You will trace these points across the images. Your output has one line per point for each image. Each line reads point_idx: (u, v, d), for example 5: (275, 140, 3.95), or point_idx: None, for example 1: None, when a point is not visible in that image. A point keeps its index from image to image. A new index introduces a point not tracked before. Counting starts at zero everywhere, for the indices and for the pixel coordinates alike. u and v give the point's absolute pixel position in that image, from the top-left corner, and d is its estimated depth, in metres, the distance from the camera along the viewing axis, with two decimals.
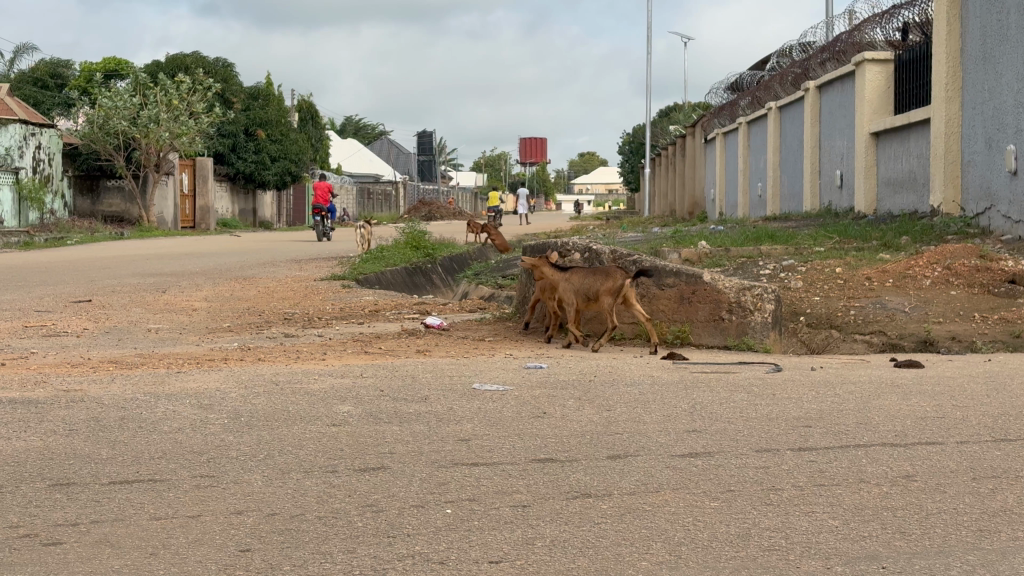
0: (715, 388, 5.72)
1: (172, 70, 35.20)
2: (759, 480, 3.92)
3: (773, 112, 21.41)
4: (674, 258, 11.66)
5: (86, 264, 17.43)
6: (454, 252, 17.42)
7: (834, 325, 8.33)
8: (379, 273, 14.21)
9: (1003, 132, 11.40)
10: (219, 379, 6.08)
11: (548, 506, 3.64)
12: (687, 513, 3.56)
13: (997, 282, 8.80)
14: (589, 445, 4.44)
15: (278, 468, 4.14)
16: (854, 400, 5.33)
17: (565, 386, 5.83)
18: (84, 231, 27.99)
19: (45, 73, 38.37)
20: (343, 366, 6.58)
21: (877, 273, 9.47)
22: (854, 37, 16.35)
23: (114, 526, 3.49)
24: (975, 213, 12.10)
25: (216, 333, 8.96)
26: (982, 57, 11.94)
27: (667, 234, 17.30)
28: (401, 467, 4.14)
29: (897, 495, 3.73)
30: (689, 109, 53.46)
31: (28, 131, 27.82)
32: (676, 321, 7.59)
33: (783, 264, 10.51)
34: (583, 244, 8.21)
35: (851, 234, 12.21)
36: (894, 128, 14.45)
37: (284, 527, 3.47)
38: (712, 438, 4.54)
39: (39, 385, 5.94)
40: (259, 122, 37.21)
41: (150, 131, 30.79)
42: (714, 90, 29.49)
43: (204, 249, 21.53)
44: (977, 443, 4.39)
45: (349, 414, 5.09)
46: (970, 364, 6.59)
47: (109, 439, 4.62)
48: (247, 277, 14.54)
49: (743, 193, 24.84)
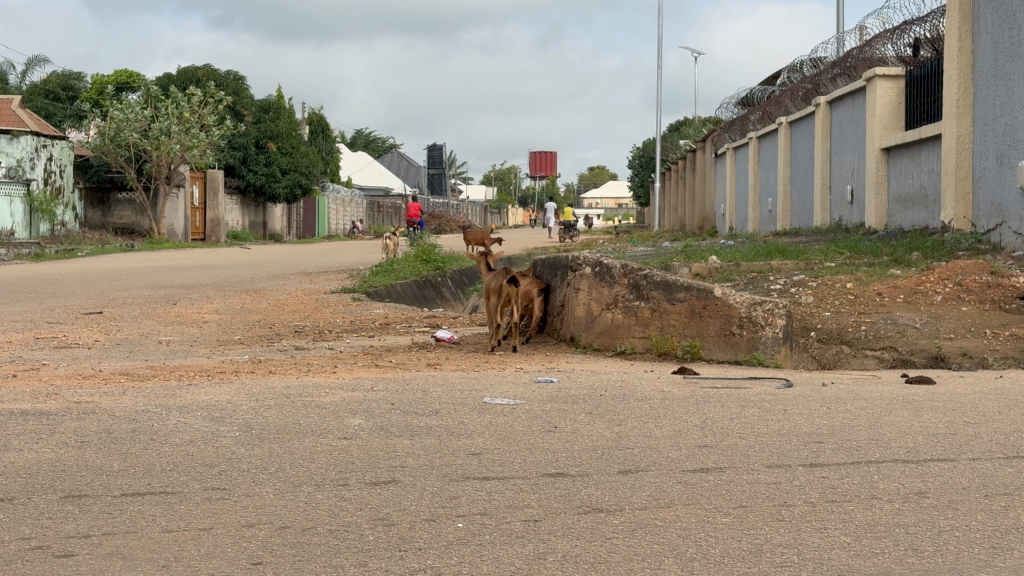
0: (725, 403, 5.72)
1: (182, 83, 35.30)
2: (771, 496, 3.91)
3: (783, 127, 21.42)
4: (685, 273, 11.69)
5: (94, 275, 17.50)
6: (464, 265, 17.48)
7: (844, 340, 8.33)
8: (389, 286, 14.25)
9: (1014, 148, 11.39)
10: (230, 392, 6.07)
11: (559, 521, 3.64)
12: (698, 528, 3.55)
13: (1008, 298, 8.78)
14: (600, 460, 4.45)
15: (289, 481, 4.15)
16: (864, 417, 5.32)
17: (574, 400, 5.83)
18: (95, 243, 28.09)
19: (57, 85, 38.51)
20: (354, 379, 6.60)
21: (887, 288, 9.47)
22: (864, 52, 16.29)
23: (127, 539, 3.49)
24: (987, 229, 12.07)
25: (226, 345, 8.99)
26: (992, 74, 11.95)
27: (677, 248, 17.24)
28: (412, 480, 4.14)
29: (909, 512, 3.72)
30: (701, 124, 54.07)
31: (39, 143, 27.81)
32: (687, 336, 7.62)
33: (793, 279, 10.52)
34: (593, 256, 8.27)
35: (862, 249, 12.20)
36: (904, 143, 14.46)
37: (296, 540, 3.47)
38: (723, 453, 4.54)
39: (48, 396, 5.95)
40: (269, 135, 37.29)
41: (161, 144, 30.89)
42: (725, 105, 29.46)
43: (215, 261, 21.63)
44: (990, 460, 4.39)
45: (360, 427, 5.10)
46: (981, 380, 6.59)
47: (120, 451, 4.63)
48: (259, 289, 14.60)
49: (754, 208, 24.84)
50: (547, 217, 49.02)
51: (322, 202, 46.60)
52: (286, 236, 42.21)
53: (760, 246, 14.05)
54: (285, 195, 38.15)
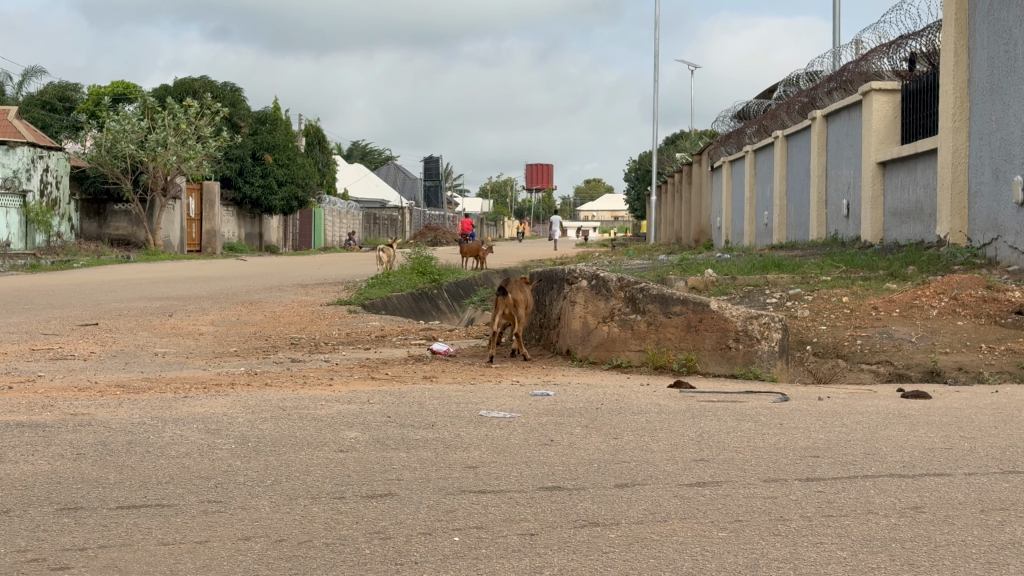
0: (721, 417, 5.72)
1: (179, 95, 35.34)
2: (768, 510, 3.91)
3: (780, 140, 21.42)
4: (682, 287, 11.71)
5: (91, 287, 17.50)
6: (461, 277, 17.49)
7: (840, 355, 8.35)
8: (385, 298, 14.24)
9: (1010, 162, 11.40)
10: (226, 404, 6.06)
11: (555, 535, 3.64)
12: (695, 543, 3.56)
13: (1004, 312, 8.80)
14: (597, 474, 4.45)
15: (286, 494, 4.15)
16: (860, 431, 5.32)
17: (571, 414, 5.82)
18: (91, 254, 28.10)
19: (53, 96, 38.65)
20: (350, 392, 6.61)
21: (883, 302, 9.49)
22: (860, 67, 16.31)
23: (123, 552, 3.49)
24: (982, 243, 12.11)
25: (222, 357, 8.98)
26: (988, 88, 11.97)
27: (674, 261, 17.21)
28: (409, 493, 4.13)
29: (904, 526, 3.72)
30: (697, 138, 54.25)
31: (36, 153, 27.81)
32: (683, 349, 7.61)
33: (789, 293, 10.53)
34: (591, 270, 8.32)
35: (858, 263, 12.20)
36: (901, 158, 14.46)
37: (292, 554, 3.47)
38: (720, 467, 4.54)
39: (43, 408, 5.95)
40: (266, 147, 37.48)
41: (158, 155, 30.91)
42: (721, 117, 29.51)
43: (212, 273, 21.65)
44: (985, 475, 4.39)
45: (356, 440, 5.09)
46: (977, 395, 6.58)
47: (116, 463, 4.62)
48: (254, 301, 14.55)
49: (749, 222, 24.87)
50: (551, 236, 49.69)
51: (320, 214, 46.63)
52: (282, 247, 42.20)
53: (755, 260, 13.99)
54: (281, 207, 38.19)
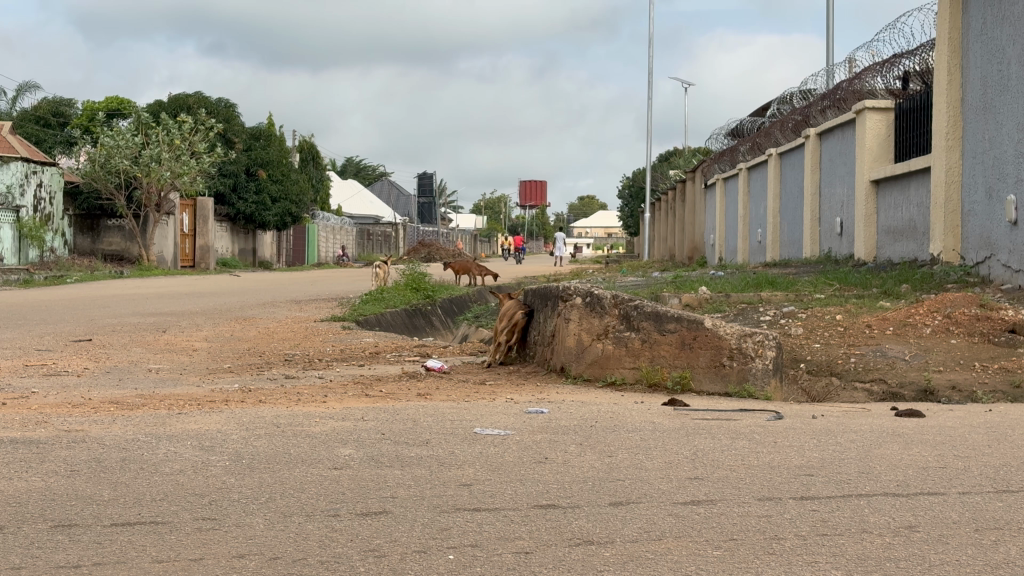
0: (717, 435, 5.73)
1: (174, 110, 35.40)
2: (762, 529, 3.92)
3: (772, 158, 21.49)
4: (676, 304, 11.73)
5: (85, 302, 17.47)
6: (453, 295, 17.49)
7: (834, 373, 8.35)
8: (379, 315, 14.24)
9: (1002, 181, 11.44)
10: (220, 421, 6.05)
11: (550, 553, 3.65)
12: (690, 562, 3.56)
13: (997, 331, 8.82)
14: (591, 492, 4.45)
15: (279, 511, 4.15)
16: (853, 450, 5.31)
17: (565, 432, 5.83)
18: (84, 269, 28.08)
19: (47, 111, 38.84)
20: (343, 409, 6.59)
21: (877, 320, 9.51)
22: (854, 84, 16.30)
23: (115, 569, 3.48)
24: (976, 261, 12.12)
25: (215, 373, 8.99)
26: (980, 107, 12.03)
27: (667, 279, 17.18)
28: (403, 512, 4.14)
29: (899, 546, 3.73)
30: (691, 153, 54.54)
31: (30, 168, 27.81)
32: (677, 367, 7.60)
33: (783, 310, 10.57)
34: (586, 287, 8.35)
35: (851, 281, 12.25)
36: (895, 176, 14.51)
37: (288, 571, 3.47)
38: (714, 486, 4.54)
39: (37, 425, 5.93)
40: (259, 163, 37.48)
41: (151, 171, 30.94)
42: (716, 135, 29.55)
43: (208, 288, 21.70)
44: (979, 495, 4.39)
45: (350, 457, 5.09)
46: (970, 413, 6.60)
47: (110, 480, 4.62)
48: (247, 317, 14.54)
49: (742, 240, 24.92)
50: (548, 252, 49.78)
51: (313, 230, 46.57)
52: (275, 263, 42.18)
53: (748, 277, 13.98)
54: (274, 223, 38.17)
